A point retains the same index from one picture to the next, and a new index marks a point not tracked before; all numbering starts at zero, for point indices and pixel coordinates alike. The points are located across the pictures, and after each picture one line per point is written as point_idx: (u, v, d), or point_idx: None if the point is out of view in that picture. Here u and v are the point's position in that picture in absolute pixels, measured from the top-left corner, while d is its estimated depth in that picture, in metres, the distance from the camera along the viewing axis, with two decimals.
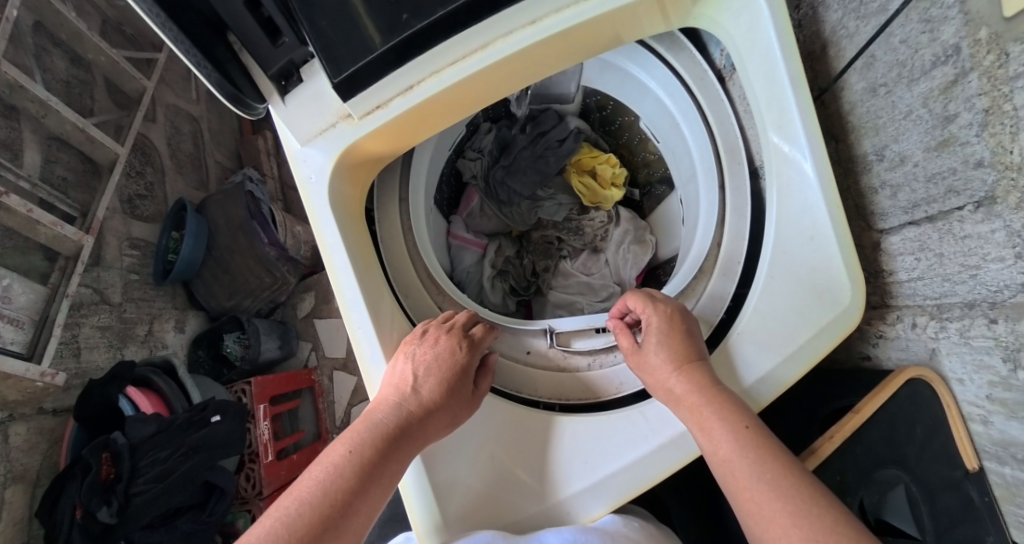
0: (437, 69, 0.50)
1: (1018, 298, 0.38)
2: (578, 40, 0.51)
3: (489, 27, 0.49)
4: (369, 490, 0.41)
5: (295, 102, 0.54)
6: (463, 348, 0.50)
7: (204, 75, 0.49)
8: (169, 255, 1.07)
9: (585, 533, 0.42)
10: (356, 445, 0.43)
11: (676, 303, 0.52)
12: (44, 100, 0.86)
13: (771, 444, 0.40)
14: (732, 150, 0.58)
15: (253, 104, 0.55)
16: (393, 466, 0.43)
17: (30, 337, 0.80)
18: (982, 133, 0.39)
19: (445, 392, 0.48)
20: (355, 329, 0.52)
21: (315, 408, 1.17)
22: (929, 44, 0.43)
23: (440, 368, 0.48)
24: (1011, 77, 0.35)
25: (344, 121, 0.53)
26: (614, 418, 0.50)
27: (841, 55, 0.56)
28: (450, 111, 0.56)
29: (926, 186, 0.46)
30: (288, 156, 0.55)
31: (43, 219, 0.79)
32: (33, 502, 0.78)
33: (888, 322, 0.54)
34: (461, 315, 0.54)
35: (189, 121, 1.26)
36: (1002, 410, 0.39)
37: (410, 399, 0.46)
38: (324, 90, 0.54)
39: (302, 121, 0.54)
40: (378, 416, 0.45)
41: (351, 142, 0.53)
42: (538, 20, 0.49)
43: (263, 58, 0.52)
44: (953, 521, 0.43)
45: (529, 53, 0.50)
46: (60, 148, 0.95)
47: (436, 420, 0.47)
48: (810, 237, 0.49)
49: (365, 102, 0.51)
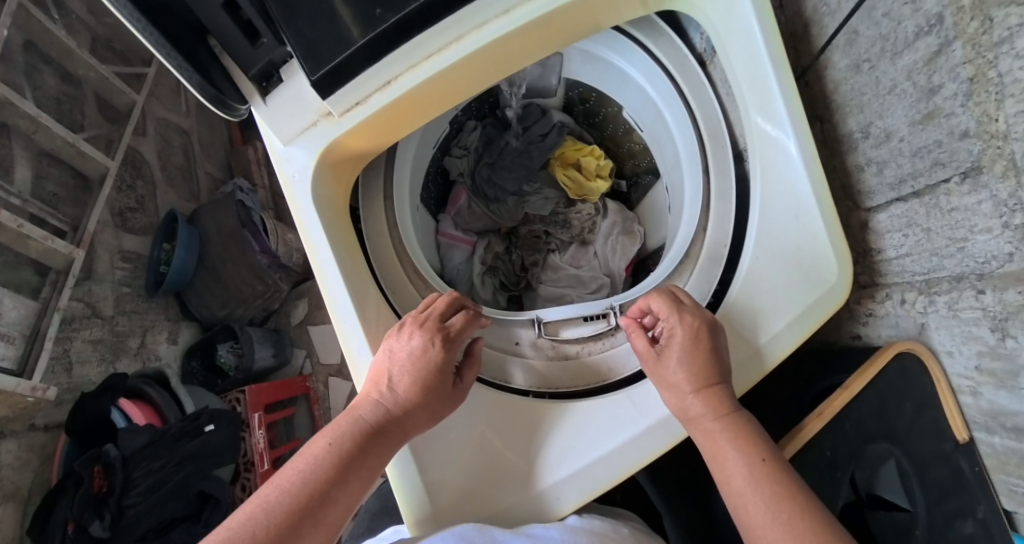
0: (414, 63, 0.50)
1: (1007, 268, 0.36)
2: (554, 28, 0.51)
3: (466, 16, 0.48)
4: (348, 482, 0.41)
5: (279, 101, 0.54)
6: (437, 343, 0.47)
7: (187, 78, 0.49)
8: (162, 266, 1.07)
9: (573, 533, 0.41)
10: (337, 438, 0.42)
11: (706, 313, 0.46)
12: (34, 116, 0.87)
13: (788, 478, 0.38)
14: (716, 134, 0.58)
15: (235, 106, 0.54)
16: (373, 460, 0.42)
17: (23, 352, 0.80)
18: (967, 103, 0.37)
19: (425, 389, 0.46)
20: (342, 325, 0.51)
21: (310, 415, 1.16)
22: (912, 15, 0.41)
23: (415, 366, 0.46)
24: (995, 43, 0.33)
25: (325, 119, 0.53)
26: (602, 402, 0.50)
27: (823, 32, 0.56)
28: (431, 104, 0.55)
29: (912, 160, 0.45)
30: (271, 156, 0.54)
31: (34, 233, 0.79)
32: (25, 521, 0.77)
33: (877, 300, 0.54)
34: (440, 302, 0.52)
35: (179, 133, 1.26)
36: (990, 380, 0.39)
37: (389, 396, 0.45)
38: (304, 90, 0.53)
39: (284, 121, 0.54)
40: (360, 411, 0.44)
41: (332, 140, 0.53)
42: (513, 10, 0.48)
43: (244, 59, 0.52)
44: (944, 492, 0.42)
45: (505, 42, 0.50)
46: (51, 164, 0.95)
47: (415, 415, 0.45)
48: (795, 216, 0.48)
49: (345, 99, 0.51)
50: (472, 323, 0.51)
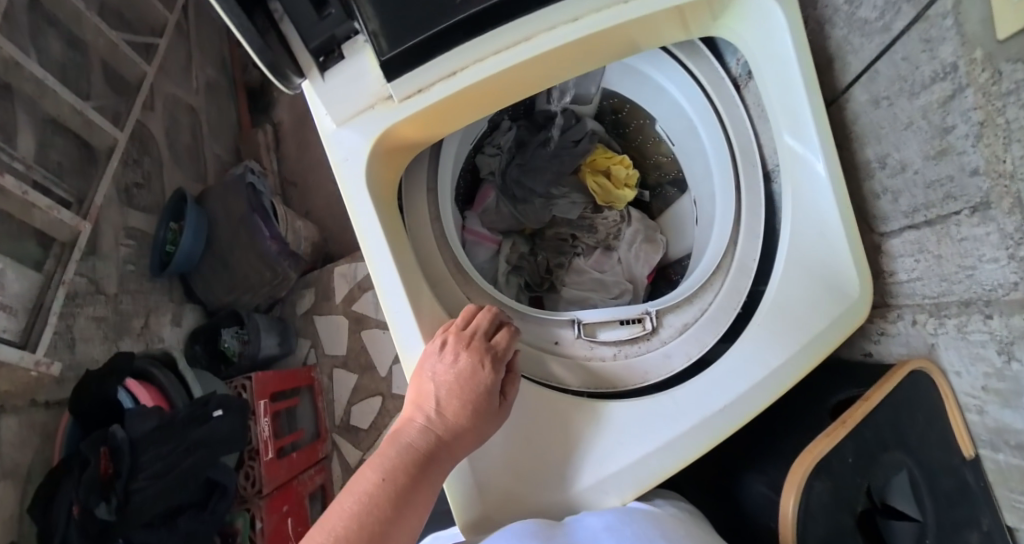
0: (482, 56, 0.52)
1: (1012, 295, 0.40)
2: (602, 43, 0.54)
3: (534, 20, 0.51)
4: (404, 518, 0.41)
5: (335, 79, 0.55)
6: (486, 366, 0.49)
7: (247, 41, 0.49)
8: (167, 246, 1.06)
9: (628, 512, 0.44)
10: (389, 473, 0.43)
11: None
12: (41, 79, 0.85)
13: None
14: (747, 151, 0.62)
15: (292, 78, 0.55)
16: (424, 492, 0.43)
17: (24, 325, 0.76)
18: (977, 144, 0.41)
19: (472, 414, 0.47)
20: (390, 312, 0.53)
21: (314, 406, 1.15)
22: (929, 61, 0.46)
23: (463, 390, 0.48)
24: (1004, 93, 0.37)
25: (382, 103, 0.54)
26: (644, 402, 0.52)
27: (847, 69, 0.60)
28: (481, 103, 0.57)
29: (926, 192, 0.49)
30: (322, 136, 0.55)
31: (39, 201, 0.76)
32: (25, 499, 0.73)
33: (889, 319, 0.58)
34: (482, 318, 0.53)
35: (186, 111, 1.27)
36: (996, 399, 0.43)
37: (437, 421, 0.47)
38: (365, 70, 0.54)
39: (339, 103, 0.54)
40: (408, 439, 0.45)
41: (388, 125, 0.54)
42: (579, 18, 0.51)
43: (305, 32, 0.53)
44: (952, 502, 0.47)
45: (563, 50, 0.52)
46: (57, 132, 0.91)
47: (462, 439, 0.47)
48: (821, 235, 0.52)
49: (408, 84, 0.52)
50: (514, 340, 0.52)
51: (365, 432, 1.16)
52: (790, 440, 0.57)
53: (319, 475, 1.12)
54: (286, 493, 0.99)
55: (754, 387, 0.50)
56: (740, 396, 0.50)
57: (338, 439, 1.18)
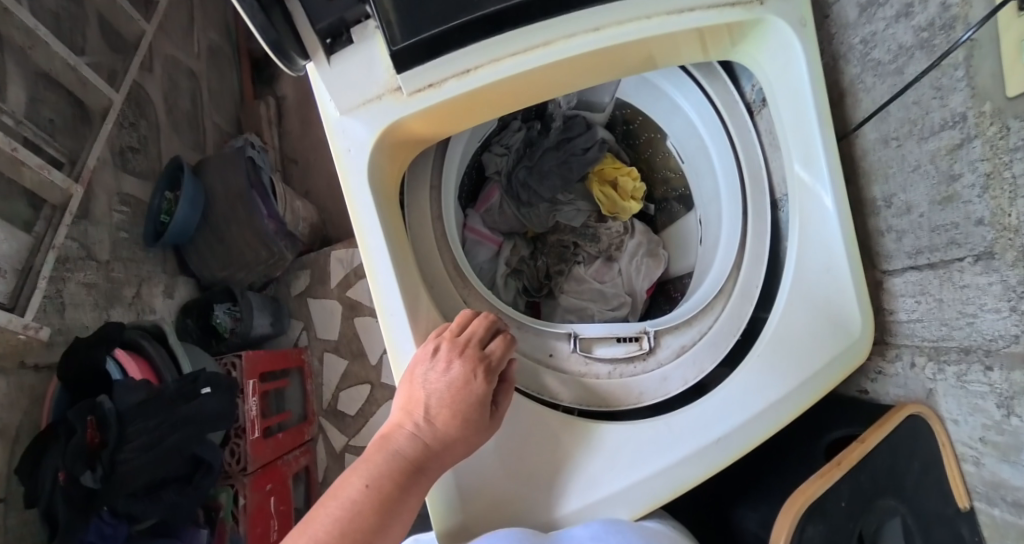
0: (497, 57, 0.51)
1: (1012, 348, 0.42)
2: (619, 55, 0.54)
3: (553, 26, 0.50)
4: (387, 525, 0.42)
5: (342, 65, 0.54)
6: (479, 376, 0.49)
7: (249, 15, 0.47)
8: (162, 216, 1.04)
9: (612, 522, 0.46)
10: (374, 479, 0.43)
11: None
12: (31, 29, 0.80)
13: None
14: (756, 178, 0.63)
15: (296, 59, 0.53)
16: (409, 500, 0.44)
17: (13, 285, 0.74)
18: (983, 194, 0.43)
19: (462, 424, 0.48)
20: (387, 314, 0.53)
21: (303, 389, 1.16)
22: (939, 109, 0.48)
23: (453, 399, 0.48)
24: (1011, 148, 0.39)
25: (391, 95, 0.53)
26: (641, 426, 0.54)
27: (858, 106, 0.61)
28: (495, 102, 0.57)
29: (930, 236, 0.51)
30: (326, 125, 0.55)
31: (30, 160, 0.74)
32: (13, 459, 0.72)
33: (889, 359, 0.60)
34: (477, 325, 0.53)
35: (185, 75, 1.24)
36: (993, 452, 0.45)
37: (426, 429, 0.47)
38: (375, 59, 0.54)
39: (345, 91, 0.54)
40: (397, 445, 0.46)
41: (395, 118, 0.54)
42: (601, 28, 0.50)
43: (315, 12, 0.52)
44: None
45: (584, 58, 0.52)
46: (47, 87, 0.88)
47: (451, 448, 0.48)
48: (827, 269, 0.54)
49: (418, 79, 0.52)
50: (509, 349, 0.52)
51: (352, 418, 1.17)
52: (785, 478, 0.59)
53: (304, 457, 1.12)
54: (271, 469, 1.01)
55: (750, 420, 0.52)
56: (739, 426, 0.52)
57: (325, 423, 1.19)
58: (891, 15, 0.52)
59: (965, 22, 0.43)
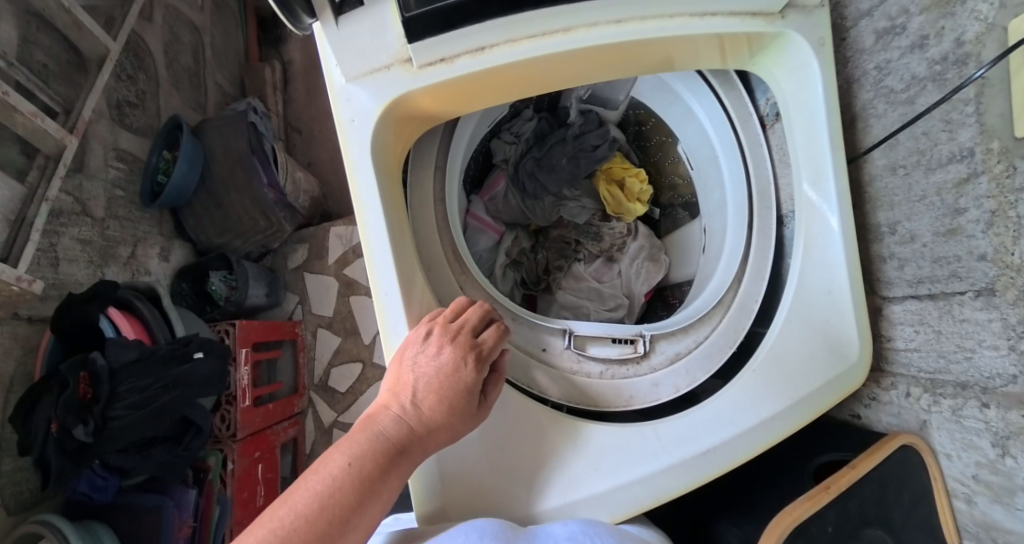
0: (516, 38, 0.50)
1: (1009, 388, 0.44)
2: (635, 53, 0.53)
3: (578, 12, 0.49)
4: (366, 506, 0.42)
5: (352, 29, 0.51)
6: (469, 364, 0.50)
7: None
8: (158, 175, 1.01)
9: (592, 524, 0.47)
10: (357, 458, 0.43)
11: None
12: None
13: None
14: (765, 194, 0.63)
15: (301, 17, 0.50)
16: (390, 482, 0.44)
17: (5, 236, 0.73)
18: (987, 231, 0.45)
19: (448, 410, 0.48)
20: (382, 296, 0.53)
21: (294, 360, 1.17)
22: (947, 142, 0.48)
23: (442, 384, 0.49)
24: (1018, 189, 0.41)
25: (401, 66, 0.52)
26: (628, 431, 0.55)
27: (868, 131, 0.60)
28: (510, 83, 0.56)
29: (932, 266, 0.52)
30: (330, 92, 0.54)
31: (23, 106, 0.70)
32: (7, 408, 0.73)
33: (882, 387, 0.61)
34: (472, 314, 0.53)
35: (187, 29, 1.20)
36: (986, 492, 0.47)
37: (411, 413, 0.48)
38: (387, 25, 0.51)
39: (352, 57, 0.52)
40: (382, 427, 0.46)
41: (402, 91, 0.53)
42: (624, 22, 0.50)
43: None
44: None
45: (607, 49, 0.51)
46: (40, 29, 0.85)
47: (435, 434, 0.48)
48: (828, 291, 0.55)
49: (429, 53, 0.51)
50: (501, 340, 0.53)
51: (341, 395, 1.17)
52: (771, 497, 0.60)
53: (292, 428, 1.13)
54: (258, 439, 1.01)
55: (738, 437, 0.52)
56: (726, 441, 0.52)
57: (314, 397, 1.19)
58: (906, 45, 0.52)
59: (976, 60, 0.44)
